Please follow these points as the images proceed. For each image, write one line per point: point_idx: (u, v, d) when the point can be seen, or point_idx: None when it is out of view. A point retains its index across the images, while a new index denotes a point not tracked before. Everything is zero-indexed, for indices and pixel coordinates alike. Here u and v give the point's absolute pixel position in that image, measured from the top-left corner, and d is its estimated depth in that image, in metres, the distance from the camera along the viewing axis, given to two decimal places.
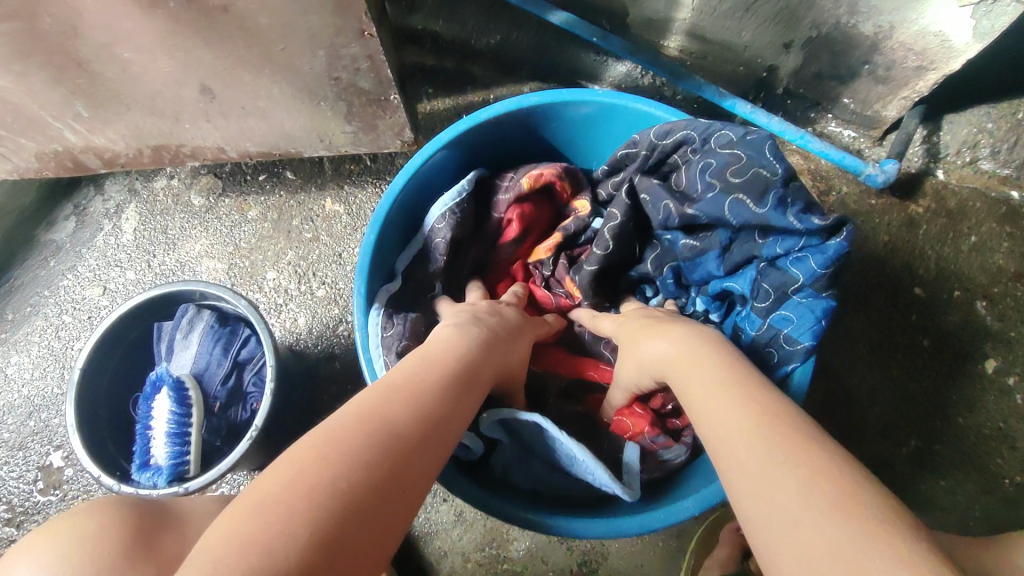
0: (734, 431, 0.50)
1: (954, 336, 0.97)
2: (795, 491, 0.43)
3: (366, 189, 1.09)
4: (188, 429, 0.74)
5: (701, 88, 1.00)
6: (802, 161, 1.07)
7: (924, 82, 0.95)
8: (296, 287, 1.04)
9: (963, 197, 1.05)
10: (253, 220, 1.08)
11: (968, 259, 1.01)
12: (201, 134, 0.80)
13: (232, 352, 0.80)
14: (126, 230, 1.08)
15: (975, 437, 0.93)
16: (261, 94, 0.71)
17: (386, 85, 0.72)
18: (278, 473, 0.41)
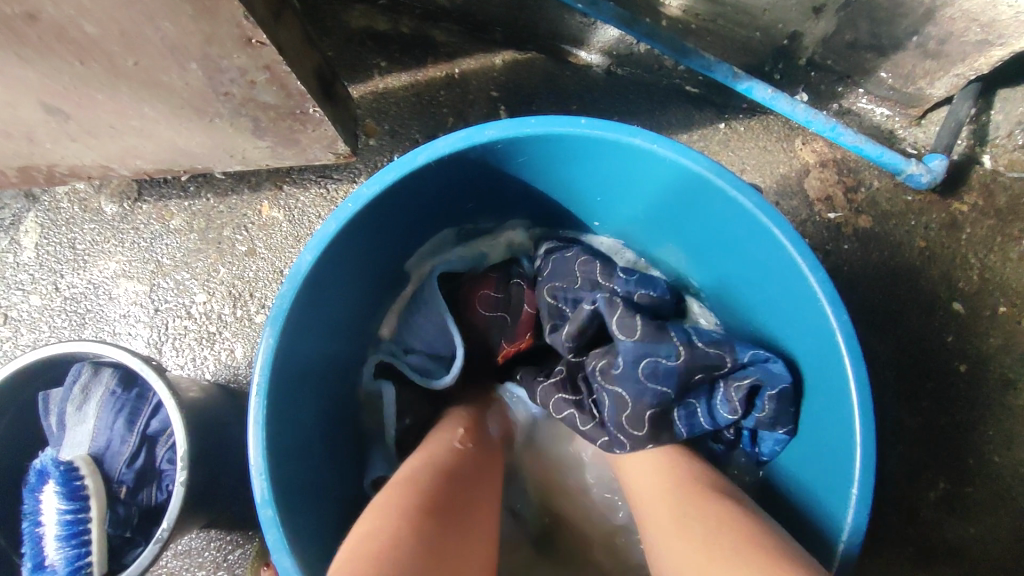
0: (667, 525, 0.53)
1: (997, 360, 0.83)
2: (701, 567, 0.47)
3: (309, 189, 0.91)
4: (85, 528, 0.61)
5: (709, 68, 0.82)
6: (824, 149, 0.90)
7: (987, 59, 0.78)
8: (230, 313, 0.88)
9: (1015, 191, 0.89)
10: (177, 231, 0.91)
11: (1018, 267, 0.86)
12: (73, 154, 0.63)
13: (139, 425, 0.65)
14: (26, 245, 0.91)
15: (1015, 478, 0.81)
16: (130, 113, 0.54)
17: (299, 99, 0.55)
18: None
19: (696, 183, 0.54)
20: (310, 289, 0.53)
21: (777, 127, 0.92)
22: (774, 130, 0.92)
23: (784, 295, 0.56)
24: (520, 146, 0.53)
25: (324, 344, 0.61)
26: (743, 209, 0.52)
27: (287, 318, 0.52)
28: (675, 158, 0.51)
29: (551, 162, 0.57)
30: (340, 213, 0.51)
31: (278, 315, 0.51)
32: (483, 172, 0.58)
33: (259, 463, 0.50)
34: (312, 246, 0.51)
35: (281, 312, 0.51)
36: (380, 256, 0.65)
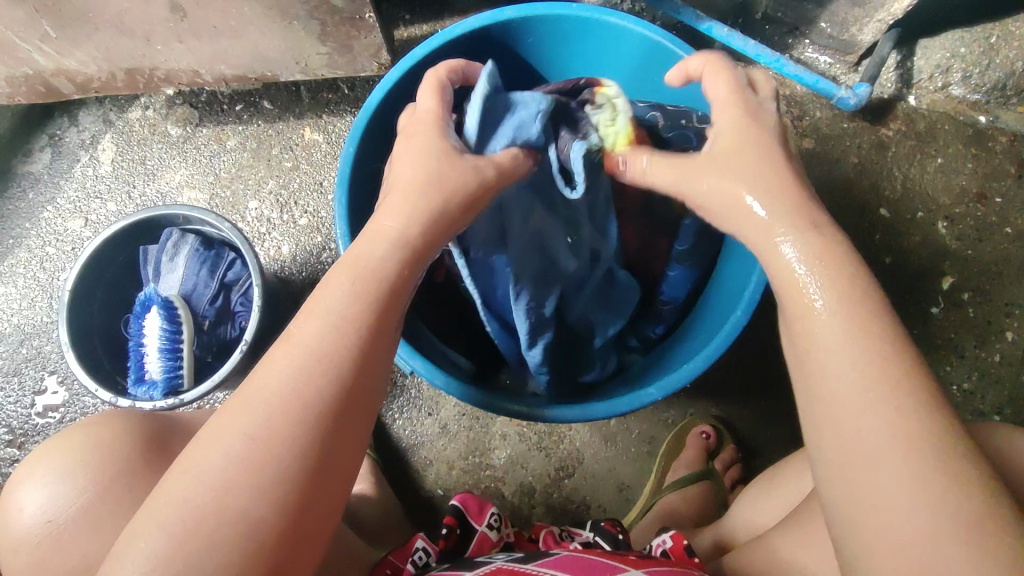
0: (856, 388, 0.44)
1: (915, 254, 1.01)
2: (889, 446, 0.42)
3: (345, 117, 1.09)
4: (180, 346, 0.77)
5: (679, 11, 1.00)
6: (775, 87, 1.08)
7: (899, 5, 0.95)
8: (277, 216, 1.05)
9: (933, 120, 1.07)
10: (232, 150, 1.08)
11: (933, 180, 1.04)
12: (174, 57, 0.80)
13: (219, 274, 0.82)
14: (103, 161, 1.08)
15: (929, 347, 0.98)
16: (231, 12, 0.72)
17: (359, 3, 0.72)
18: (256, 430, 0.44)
19: (656, 48, 0.70)
20: (376, 125, 0.69)
21: (736, 69, 1.10)
22: None
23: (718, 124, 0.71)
24: (529, 25, 0.70)
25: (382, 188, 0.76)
26: (689, 63, 0.68)
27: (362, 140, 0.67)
28: (641, 30, 0.68)
29: (554, 43, 0.74)
30: (403, 60, 0.67)
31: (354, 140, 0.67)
32: (502, 55, 0.75)
33: (342, 241, 0.64)
34: (380, 86, 0.67)
35: (358, 132, 0.66)
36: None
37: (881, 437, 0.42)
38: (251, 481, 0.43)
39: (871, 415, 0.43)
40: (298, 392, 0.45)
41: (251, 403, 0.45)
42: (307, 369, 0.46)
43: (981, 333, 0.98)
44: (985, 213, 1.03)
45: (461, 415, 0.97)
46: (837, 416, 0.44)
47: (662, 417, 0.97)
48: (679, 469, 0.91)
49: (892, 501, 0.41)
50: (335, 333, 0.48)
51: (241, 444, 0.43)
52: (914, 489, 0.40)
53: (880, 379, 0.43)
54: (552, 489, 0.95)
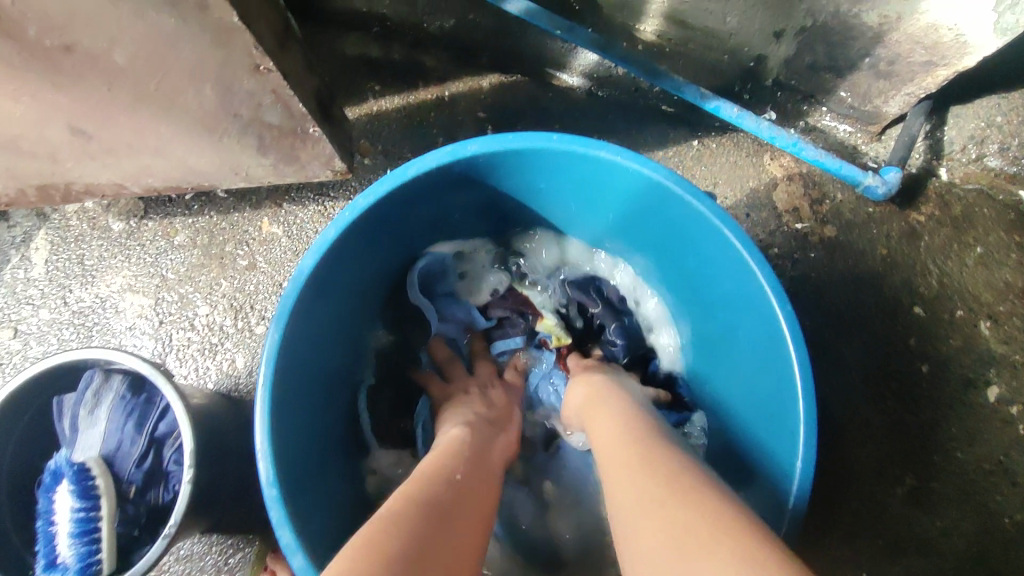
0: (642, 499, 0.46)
1: (955, 361, 0.87)
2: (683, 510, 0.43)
3: (307, 207, 0.96)
4: (96, 525, 0.64)
5: (680, 89, 0.88)
6: (791, 164, 0.96)
7: (934, 79, 0.84)
8: (231, 324, 0.92)
9: (968, 201, 0.95)
10: (181, 246, 0.96)
11: (973, 276, 0.91)
12: (91, 172, 0.68)
13: (147, 427, 0.69)
14: (37, 262, 0.96)
15: (977, 475, 0.84)
16: (147, 132, 0.60)
17: (302, 119, 0.60)
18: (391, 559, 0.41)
19: (657, 190, 0.58)
20: (310, 294, 0.57)
21: (746, 144, 0.98)
22: (743, 147, 0.98)
23: (723, 277, 0.61)
24: (499, 161, 0.58)
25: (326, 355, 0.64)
26: (697, 214, 0.57)
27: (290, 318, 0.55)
28: (638, 170, 0.56)
29: (532, 176, 0.62)
30: (344, 216, 0.55)
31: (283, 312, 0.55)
32: (469, 185, 0.63)
33: (264, 455, 0.53)
34: (313, 249, 0.55)
35: (285, 310, 0.54)
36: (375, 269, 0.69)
37: (649, 515, 0.44)
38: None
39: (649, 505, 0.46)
40: (389, 550, 0.41)
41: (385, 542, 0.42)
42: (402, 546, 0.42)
43: None
44: None
45: None
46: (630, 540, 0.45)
47: None
48: None
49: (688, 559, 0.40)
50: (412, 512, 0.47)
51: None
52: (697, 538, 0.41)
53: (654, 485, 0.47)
54: None
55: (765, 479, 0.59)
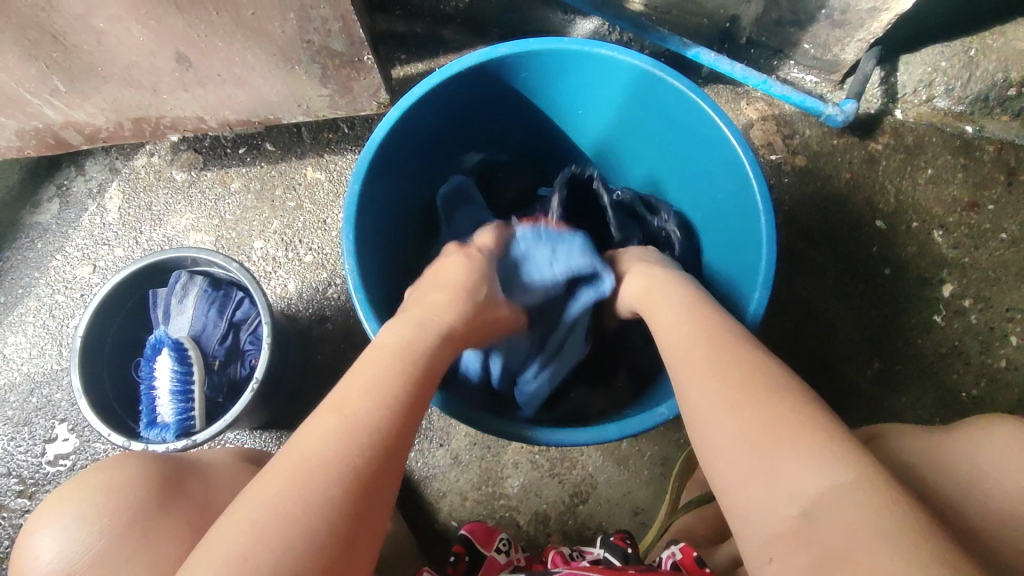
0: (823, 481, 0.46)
1: (912, 263, 1.02)
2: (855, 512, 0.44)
3: (346, 156, 1.10)
4: (191, 386, 0.78)
5: (665, 39, 1.03)
6: (765, 107, 1.10)
7: (878, 23, 0.99)
8: (283, 255, 1.06)
9: (920, 132, 1.09)
10: (236, 192, 1.10)
11: (925, 192, 1.06)
12: (180, 105, 0.82)
13: (228, 313, 0.84)
14: (111, 209, 1.10)
15: (934, 356, 0.99)
16: (235, 60, 0.75)
17: (359, 46, 0.75)
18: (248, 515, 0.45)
19: (647, 77, 0.73)
20: (378, 164, 0.72)
21: (725, 92, 1.11)
22: (723, 95, 1.11)
23: (704, 148, 0.76)
24: (523, 60, 0.74)
25: (391, 226, 0.79)
26: (680, 91, 0.72)
27: (366, 178, 0.71)
28: (632, 61, 0.72)
29: (547, 78, 0.77)
30: (403, 100, 0.70)
31: (359, 176, 0.70)
32: (499, 89, 0.79)
33: (351, 273, 0.68)
34: (381, 125, 0.70)
35: (359, 172, 0.70)
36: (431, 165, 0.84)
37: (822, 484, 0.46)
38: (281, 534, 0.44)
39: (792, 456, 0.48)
40: (256, 541, 0.44)
41: (250, 508, 0.46)
42: (343, 427, 0.51)
43: (984, 338, 0.99)
44: (979, 221, 1.04)
45: (473, 444, 0.97)
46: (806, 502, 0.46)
47: (673, 438, 0.97)
48: (692, 488, 0.91)
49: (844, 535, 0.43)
50: (378, 389, 0.54)
51: (290, 490, 0.46)
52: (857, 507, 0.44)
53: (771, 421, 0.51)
54: (568, 516, 0.94)
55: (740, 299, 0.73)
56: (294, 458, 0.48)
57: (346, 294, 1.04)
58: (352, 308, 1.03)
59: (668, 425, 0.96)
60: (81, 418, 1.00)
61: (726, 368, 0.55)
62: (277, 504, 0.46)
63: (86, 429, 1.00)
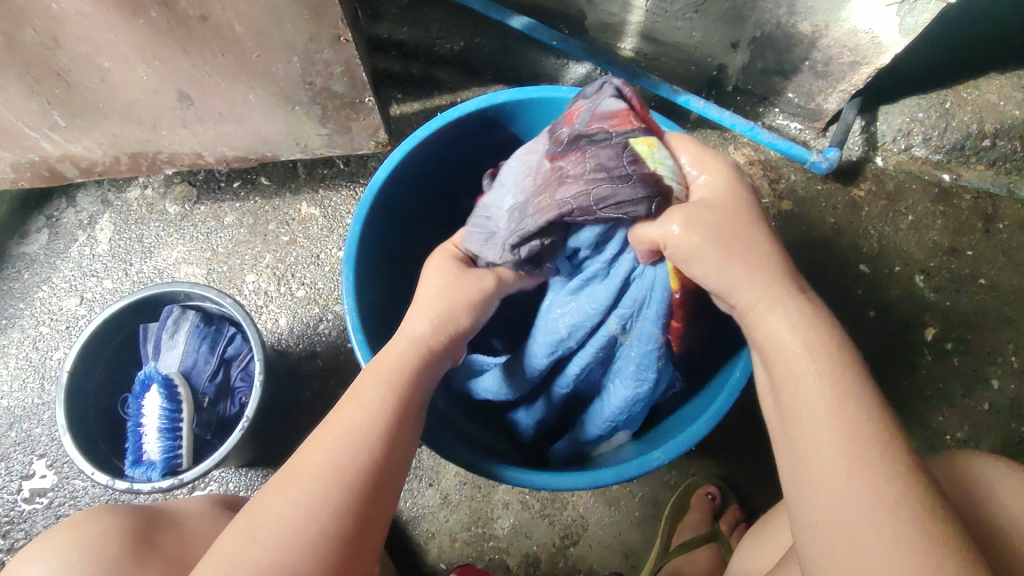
0: (851, 481, 0.46)
1: (897, 305, 1.05)
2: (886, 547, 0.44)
3: (340, 192, 1.11)
4: (179, 424, 0.76)
5: (656, 86, 1.07)
6: (751, 152, 1.13)
7: (859, 76, 1.03)
8: (275, 289, 1.06)
9: (900, 179, 1.13)
10: (229, 226, 1.10)
11: (906, 237, 1.09)
12: (179, 141, 0.83)
13: (219, 349, 0.83)
14: (101, 240, 1.09)
15: (919, 398, 1.00)
16: (237, 100, 0.76)
17: (360, 89, 0.77)
18: (269, 518, 0.49)
19: None
20: (378, 204, 0.73)
21: (713, 137, 1.14)
22: (711, 139, 1.15)
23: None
24: (522, 107, 0.75)
25: (389, 267, 0.80)
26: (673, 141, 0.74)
27: (365, 219, 0.72)
28: None
29: (545, 123, 0.79)
30: (405, 143, 0.72)
31: (360, 217, 0.71)
32: (497, 134, 0.80)
33: (349, 314, 0.68)
34: (384, 167, 0.72)
35: (360, 213, 0.71)
36: (431, 204, 0.85)
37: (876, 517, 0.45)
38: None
39: (833, 447, 0.47)
40: (297, 540, 0.47)
41: (276, 510, 0.49)
42: (344, 456, 0.51)
43: (967, 380, 1.01)
44: (959, 265, 1.07)
45: (462, 484, 0.96)
46: (839, 549, 0.46)
47: (664, 479, 0.96)
48: (685, 532, 0.90)
49: (868, 546, 0.44)
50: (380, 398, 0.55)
51: (307, 503, 0.49)
52: (890, 534, 0.44)
53: (839, 404, 0.48)
54: (557, 559, 0.93)
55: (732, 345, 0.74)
56: (291, 486, 0.50)
57: (336, 330, 1.04)
58: (343, 344, 1.03)
59: (659, 466, 0.96)
60: (62, 454, 0.98)
61: (810, 398, 0.49)
62: (308, 519, 0.48)
63: (66, 465, 0.98)
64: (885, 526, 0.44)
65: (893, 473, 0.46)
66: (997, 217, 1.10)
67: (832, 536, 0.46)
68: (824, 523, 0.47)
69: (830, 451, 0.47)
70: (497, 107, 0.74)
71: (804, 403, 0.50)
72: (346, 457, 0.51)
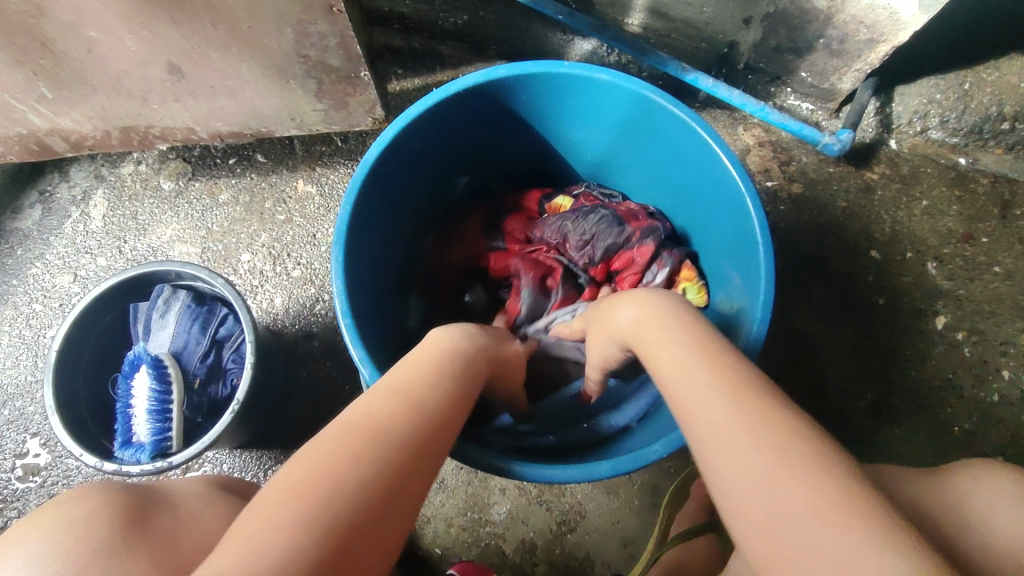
0: (748, 453, 0.42)
1: (909, 293, 1.02)
2: (806, 513, 0.38)
3: (338, 169, 1.09)
4: (168, 406, 0.74)
5: (664, 63, 1.03)
6: (761, 133, 1.10)
7: (876, 54, 0.99)
8: (271, 268, 1.04)
9: (915, 163, 1.09)
10: (225, 204, 1.08)
11: (920, 223, 1.05)
12: (170, 115, 0.80)
13: (210, 330, 0.81)
14: (95, 217, 1.07)
15: (929, 389, 0.98)
16: (229, 73, 0.73)
17: (355, 63, 0.74)
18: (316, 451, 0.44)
19: (648, 103, 0.72)
20: (371, 185, 0.70)
21: (722, 117, 1.12)
22: (720, 120, 1.11)
23: (711, 185, 0.73)
24: (522, 82, 0.72)
25: (382, 249, 0.78)
26: (680, 120, 0.70)
27: (357, 199, 0.69)
28: (629, 88, 0.70)
29: (546, 99, 0.76)
30: (398, 119, 0.69)
31: (351, 196, 0.68)
32: (497, 111, 0.77)
33: (338, 298, 0.66)
34: (375, 145, 0.69)
35: (352, 192, 0.68)
36: (427, 181, 0.83)
37: (773, 474, 0.40)
38: (304, 507, 0.39)
39: (725, 432, 0.44)
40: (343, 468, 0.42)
41: (327, 443, 0.45)
42: (400, 408, 0.49)
43: (979, 371, 0.98)
44: (974, 252, 1.04)
45: (459, 469, 0.94)
46: (765, 537, 0.39)
47: (664, 467, 0.95)
48: (684, 521, 0.89)
49: (781, 519, 0.39)
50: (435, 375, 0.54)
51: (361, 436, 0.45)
52: (806, 504, 0.38)
53: (724, 392, 0.46)
54: (554, 546, 0.92)
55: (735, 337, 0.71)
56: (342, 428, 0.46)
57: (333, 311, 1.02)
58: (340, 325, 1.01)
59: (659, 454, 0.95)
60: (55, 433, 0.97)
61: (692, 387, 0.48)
62: (360, 449, 0.44)
63: (59, 444, 0.97)
64: (773, 480, 0.40)
65: (789, 433, 0.42)
66: (1016, 204, 1.06)
67: (758, 520, 0.40)
68: (745, 501, 0.41)
69: (724, 430, 0.44)
70: (495, 81, 0.70)
71: (683, 400, 0.48)
72: (402, 410, 0.49)
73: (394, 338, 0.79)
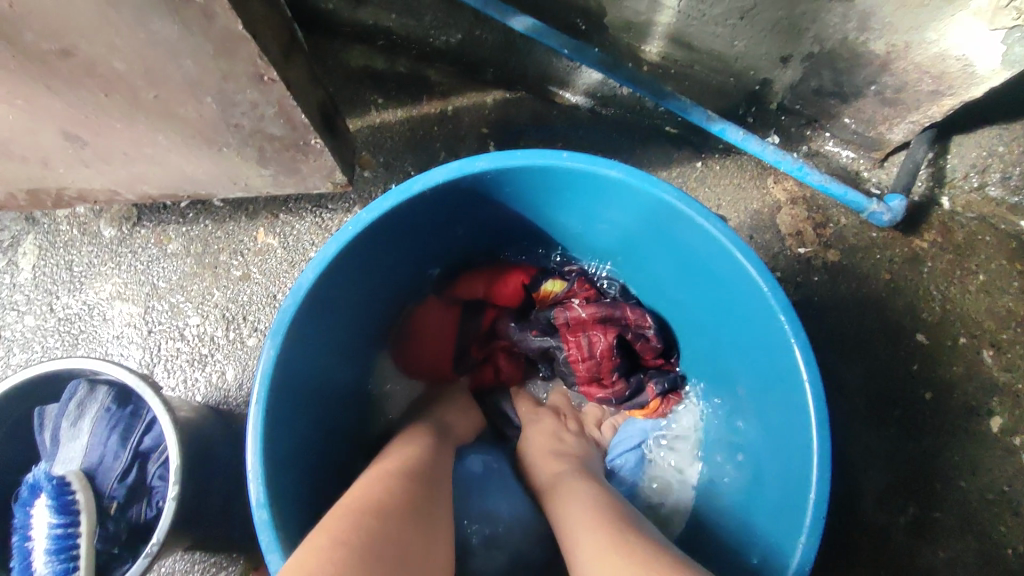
0: None
1: (960, 388, 0.88)
2: None
3: (305, 217, 0.94)
4: (74, 542, 0.61)
5: (686, 110, 0.87)
6: (794, 187, 0.95)
7: (939, 107, 0.83)
8: (223, 335, 0.90)
9: (971, 229, 0.93)
10: (173, 255, 0.94)
11: (976, 302, 0.91)
12: (85, 179, 0.66)
13: (132, 440, 0.67)
14: (24, 267, 0.94)
15: (977, 504, 0.84)
16: (143, 140, 0.59)
17: (302, 129, 0.60)
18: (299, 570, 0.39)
19: (668, 209, 0.57)
20: (312, 303, 0.56)
21: (751, 166, 0.97)
22: (747, 169, 0.97)
23: (744, 311, 0.60)
24: (508, 174, 0.58)
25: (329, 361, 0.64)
26: (710, 235, 0.56)
27: (291, 327, 0.55)
28: (645, 191, 0.56)
29: (540, 190, 0.61)
30: (347, 227, 0.55)
31: (284, 320, 0.54)
32: (477, 201, 0.63)
33: (258, 449, 0.52)
34: (313, 264, 0.54)
35: (286, 315, 0.54)
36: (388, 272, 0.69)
37: None
38: None
39: None
40: None
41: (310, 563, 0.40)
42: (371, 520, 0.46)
43: None
44: None
45: None
46: None
47: None
48: None
49: None
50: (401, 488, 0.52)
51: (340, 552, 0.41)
52: None
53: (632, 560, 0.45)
54: None
55: (774, 507, 0.58)
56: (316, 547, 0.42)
57: None
58: None
59: None
60: None
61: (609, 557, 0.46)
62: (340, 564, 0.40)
63: None
64: None
65: None
66: None
67: None
68: None
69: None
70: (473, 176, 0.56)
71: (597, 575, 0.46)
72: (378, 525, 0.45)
73: (344, 457, 0.67)
